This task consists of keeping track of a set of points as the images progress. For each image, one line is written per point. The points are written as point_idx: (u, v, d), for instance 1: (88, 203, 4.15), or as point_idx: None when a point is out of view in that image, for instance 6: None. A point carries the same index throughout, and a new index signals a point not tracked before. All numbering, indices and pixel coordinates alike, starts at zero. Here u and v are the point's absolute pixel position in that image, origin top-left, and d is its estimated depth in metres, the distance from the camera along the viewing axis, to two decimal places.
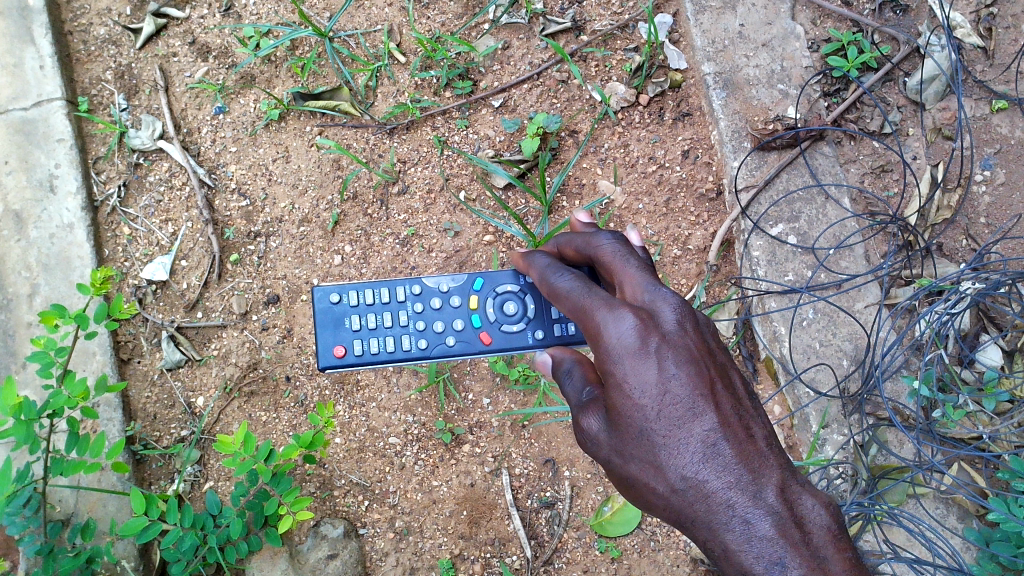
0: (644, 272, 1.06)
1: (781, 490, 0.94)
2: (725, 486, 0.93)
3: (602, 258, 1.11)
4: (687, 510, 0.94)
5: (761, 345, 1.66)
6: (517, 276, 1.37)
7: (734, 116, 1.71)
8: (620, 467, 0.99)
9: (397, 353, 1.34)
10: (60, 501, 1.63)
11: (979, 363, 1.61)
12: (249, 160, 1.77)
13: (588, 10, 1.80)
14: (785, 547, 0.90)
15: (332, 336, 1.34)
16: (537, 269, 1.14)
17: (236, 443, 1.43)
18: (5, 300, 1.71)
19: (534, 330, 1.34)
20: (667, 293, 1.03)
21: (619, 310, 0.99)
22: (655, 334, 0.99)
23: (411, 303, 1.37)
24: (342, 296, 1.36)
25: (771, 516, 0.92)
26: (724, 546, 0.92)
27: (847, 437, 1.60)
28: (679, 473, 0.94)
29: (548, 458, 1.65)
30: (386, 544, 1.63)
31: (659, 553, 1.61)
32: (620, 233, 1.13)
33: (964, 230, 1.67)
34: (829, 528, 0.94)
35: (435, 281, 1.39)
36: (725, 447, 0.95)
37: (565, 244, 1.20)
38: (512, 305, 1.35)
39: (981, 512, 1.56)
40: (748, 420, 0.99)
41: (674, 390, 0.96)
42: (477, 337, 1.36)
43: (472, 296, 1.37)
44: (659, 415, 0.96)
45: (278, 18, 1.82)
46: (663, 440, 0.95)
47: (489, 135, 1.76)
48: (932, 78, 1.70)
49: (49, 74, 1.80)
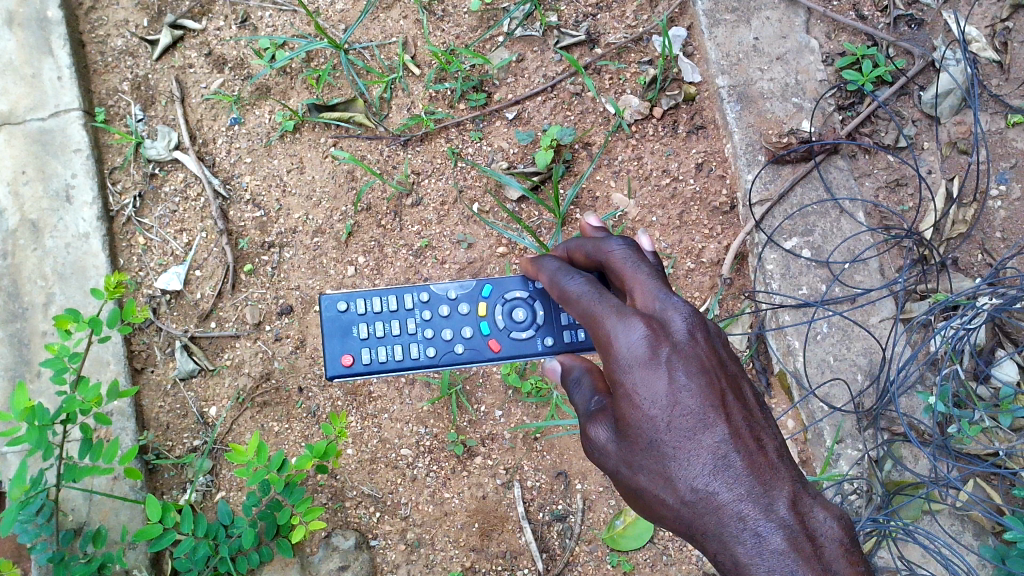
0: (655, 279, 1.06)
1: (792, 503, 0.94)
2: (736, 498, 0.93)
3: (613, 264, 1.11)
4: (697, 523, 0.94)
5: (774, 359, 1.65)
6: (526, 282, 1.35)
7: (748, 130, 1.71)
8: (629, 478, 0.98)
9: (406, 361, 1.34)
10: (72, 510, 1.63)
11: (995, 379, 1.59)
12: (264, 171, 1.78)
13: (603, 23, 1.81)
14: (796, 561, 0.90)
15: (340, 344, 1.34)
16: (546, 272, 1.14)
17: (250, 453, 1.42)
18: (21, 309, 1.72)
19: (543, 337, 1.34)
20: (678, 302, 1.02)
21: (630, 318, 0.99)
22: (666, 343, 0.98)
23: (419, 311, 1.37)
24: (350, 304, 1.35)
25: (782, 529, 0.91)
26: (734, 559, 0.92)
27: (862, 452, 1.59)
28: (690, 485, 0.94)
29: (560, 471, 1.64)
30: (398, 556, 1.63)
31: (672, 567, 1.60)
32: (631, 239, 1.13)
33: (980, 245, 1.66)
34: (841, 542, 0.94)
35: (443, 288, 1.38)
36: (736, 459, 0.94)
37: (575, 249, 1.20)
38: (521, 312, 1.34)
39: (998, 529, 1.55)
40: (759, 431, 0.99)
41: (684, 401, 0.96)
42: (486, 344, 1.35)
43: (481, 303, 1.36)
44: (669, 426, 0.95)
45: (293, 30, 1.84)
46: (673, 452, 0.95)
47: (503, 147, 1.76)
48: (947, 92, 1.70)
49: (66, 85, 1.81)
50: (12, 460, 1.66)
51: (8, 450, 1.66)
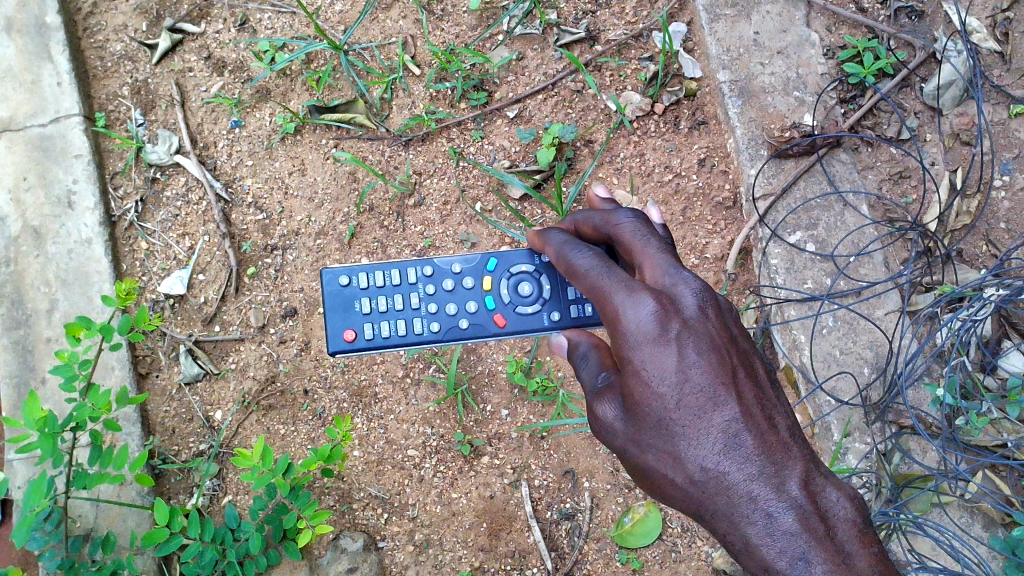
0: (665, 253, 1.05)
1: (805, 483, 0.93)
2: (747, 479, 0.93)
3: (623, 237, 1.10)
4: (707, 502, 0.94)
5: (780, 354, 1.65)
6: (532, 256, 1.35)
7: (750, 124, 1.71)
8: (637, 456, 0.99)
9: (409, 336, 1.33)
10: (80, 517, 1.62)
11: (1002, 370, 1.59)
12: (266, 174, 1.78)
13: (602, 20, 1.80)
14: (808, 541, 0.90)
15: (342, 319, 1.33)
16: (554, 246, 1.13)
17: (255, 457, 1.44)
18: (25, 316, 1.72)
19: (550, 311, 1.33)
20: (688, 277, 1.02)
21: (639, 293, 0.98)
22: (675, 319, 0.98)
23: (422, 285, 1.36)
24: (351, 279, 1.35)
25: (794, 509, 0.91)
26: (744, 539, 0.92)
27: (870, 445, 1.59)
28: (699, 465, 0.94)
29: (567, 469, 1.64)
30: (406, 557, 1.62)
31: (681, 564, 1.59)
32: (640, 212, 1.11)
33: (984, 236, 1.66)
34: (855, 523, 0.92)
35: (447, 262, 1.37)
36: (747, 439, 0.94)
37: (582, 222, 1.19)
38: (527, 286, 1.34)
39: (1007, 519, 1.55)
40: (771, 410, 0.98)
41: (694, 378, 0.96)
42: (491, 319, 1.35)
43: (486, 277, 1.36)
44: (679, 404, 0.95)
45: (293, 32, 1.84)
46: (682, 430, 0.95)
47: (504, 145, 1.76)
48: (949, 83, 1.68)
49: (66, 90, 1.81)
50: (19, 467, 1.65)
51: (13, 458, 1.66)
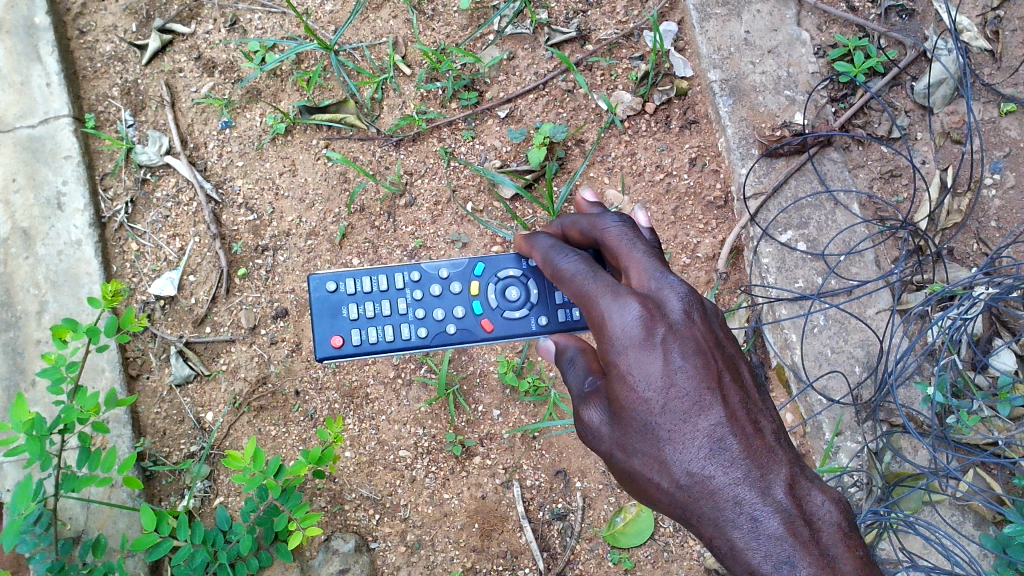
0: (651, 257, 1.05)
1: (790, 487, 0.94)
2: (732, 483, 0.92)
3: (609, 241, 1.09)
4: (692, 507, 0.94)
5: (772, 353, 1.65)
6: (519, 261, 1.35)
7: (741, 123, 1.71)
8: (623, 461, 0.98)
9: (397, 342, 1.33)
10: (70, 519, 1.62)
11: (993, 368, 1.59)
12: (256, 174, 1.77)
13: (593, 19, 1.80)
14: (793, 546, 0.90)
15: (329, 325, 1.33)
16: (540, 250, 1.13)
17: (246, 459, 1.44)
18: (14, 318, 1.71)
19: (537, 316, 1.33)
20: (674, 281, 1.01)
21: (624, 297, 0.98)
22: (661, 324, 0.98)
23: (410, 290, 1.36)
24: (338, 284, 1.34)
25: (780, 513, 0.91)
26: (730, 544, 0.92)
27: (861, 444, 1.59)
28: (684, 469, 0.94)
29: (559, 469, 1.64)
30: (398, 558, 1.62)
31: (673, 564, 1.59)
32: (627, 216, 1.11)
33: (975, 234, 1.66)
34: (840, 526, 0.93)
35: (434, 268, 1.37)
36: (732, 442, 0.94)
37: (569, 226, 1.19)
38: (514, 290, 1.34)
39: (998, 518, 1.55)
40: (756, 414, 0.98)
41: (680, 382, 0.96)
42: (479, 324, 1.35)
43: (473, 282, 1.36)
44: (664, 409, 0.95)
45: (283, 32, 1.83)
46: (668, 435, 0.95)
47: (495, 145, 1.76)
48: (940, 82, 1.69)
49: (56, 91, 1.80)
50: (9, 470, 1.65)
51: (3, 461, 1.65)
